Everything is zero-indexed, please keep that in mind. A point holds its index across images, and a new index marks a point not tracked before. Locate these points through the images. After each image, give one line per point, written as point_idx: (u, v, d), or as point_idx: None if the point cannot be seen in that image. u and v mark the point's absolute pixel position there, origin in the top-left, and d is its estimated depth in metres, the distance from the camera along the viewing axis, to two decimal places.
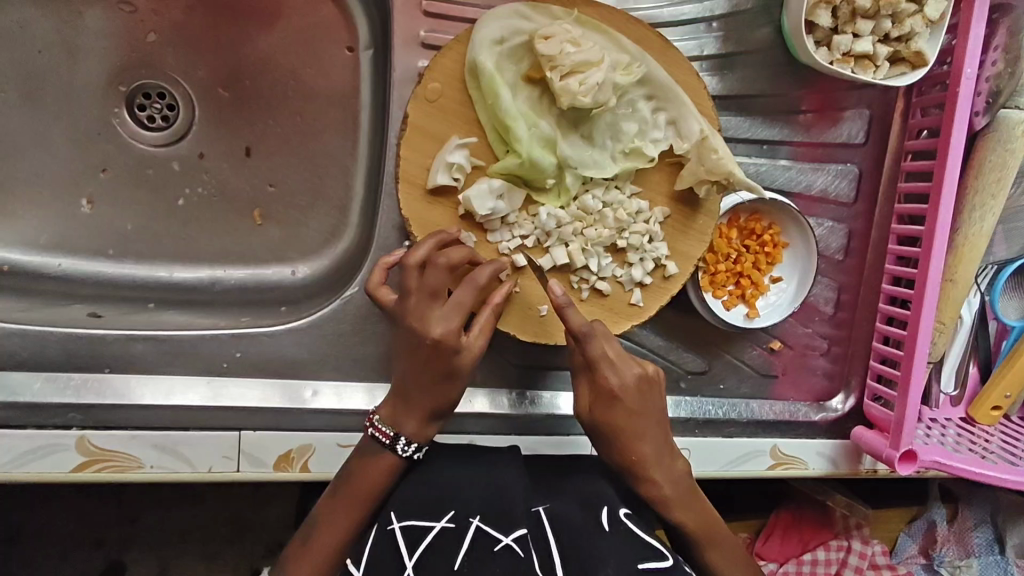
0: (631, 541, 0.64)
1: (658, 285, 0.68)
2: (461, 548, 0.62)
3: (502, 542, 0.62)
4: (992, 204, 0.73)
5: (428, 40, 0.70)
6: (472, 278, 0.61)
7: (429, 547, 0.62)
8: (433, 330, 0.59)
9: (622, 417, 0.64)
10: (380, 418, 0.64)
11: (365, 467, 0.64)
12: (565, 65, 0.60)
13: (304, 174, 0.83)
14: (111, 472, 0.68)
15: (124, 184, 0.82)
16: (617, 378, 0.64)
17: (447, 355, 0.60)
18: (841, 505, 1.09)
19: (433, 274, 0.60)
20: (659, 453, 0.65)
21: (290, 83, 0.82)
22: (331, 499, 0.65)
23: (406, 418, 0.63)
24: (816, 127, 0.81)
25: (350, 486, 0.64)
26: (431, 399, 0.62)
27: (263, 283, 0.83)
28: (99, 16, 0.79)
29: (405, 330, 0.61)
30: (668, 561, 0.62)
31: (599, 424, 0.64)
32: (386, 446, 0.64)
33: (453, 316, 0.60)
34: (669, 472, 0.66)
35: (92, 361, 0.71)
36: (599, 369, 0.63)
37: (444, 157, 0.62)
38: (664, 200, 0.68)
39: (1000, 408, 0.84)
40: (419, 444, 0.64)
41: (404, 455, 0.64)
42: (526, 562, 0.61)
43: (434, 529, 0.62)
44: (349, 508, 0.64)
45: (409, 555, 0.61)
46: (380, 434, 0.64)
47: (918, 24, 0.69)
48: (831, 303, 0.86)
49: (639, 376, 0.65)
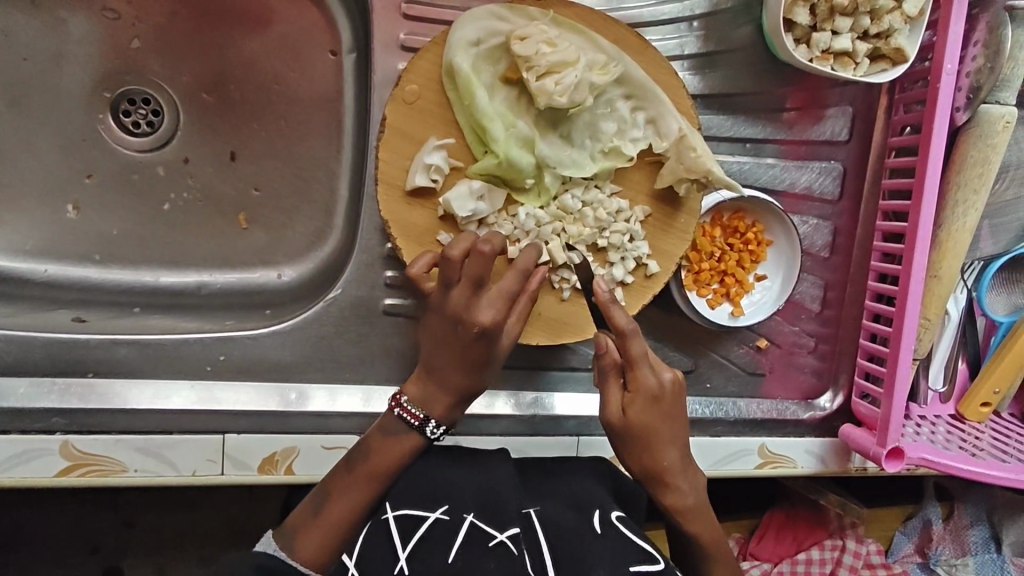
0: (623, 543, 0.63)
1: (640, 284, 0.69)
2: (454, 542, 0.61)
3: (496, 538, 0.61)
4: (974, 199, 0.73)
5: (407, 43, 0.70)
6: (516, 267, 0.61)
7: (422, 538, 0.61)
8: (482, 317, 0.59)
9: (656, 419, 0.63)
10: (408, 400, 0.65)
11: (386, 446, 0.65)
12: (541, 65, 0.60)
13: (289, 177, 0.83)
14: (94, 476, 0.69)
15: (110, 189, 0.82)
16: (655, 380, 0.62)
17: (492, 340, 0.61)
18: (835, 504, 1.08)
19: (480, 262, 0.59)
20: (683, 460, 0.65)
21: (274, 86, 0.82)
22: (345, 475, 0.65)
23: (436, 399, 0.65)
24: (799, 124, 0.81)
25: (365, 464, 0.65)
26: (465, 381, 0.64)
27: (249, 286, 0.83)
28: (83, 22, 0.79)
29: (446, 317, 0.61)
30: (659, 564, 0.62)
31: (632, 426, 0.62)
32: (413, 427, 0.65)
33: (498, 303, 0.60)
34: (691, 481, 0.65)
35: (74, 365, 0.71)
36: (636, 369, 0.62)
37: (422, 158, 0.62)
38: (645, 199, 0.68)
39: (988, 405, 0.84)
40: (447, 426, 0.66)
41: (432, 437, 0.65)
42: (520, 560, 0.60)
43: (428, 519, 0.62)
44: (362, 487, 0.64)
45: (403, 546, 0.60)
46: (408, 416, 0.65)
47: (896, 20, 0.69)
48: (818, 301, 0.86)
49: (672, 379, 0.64)
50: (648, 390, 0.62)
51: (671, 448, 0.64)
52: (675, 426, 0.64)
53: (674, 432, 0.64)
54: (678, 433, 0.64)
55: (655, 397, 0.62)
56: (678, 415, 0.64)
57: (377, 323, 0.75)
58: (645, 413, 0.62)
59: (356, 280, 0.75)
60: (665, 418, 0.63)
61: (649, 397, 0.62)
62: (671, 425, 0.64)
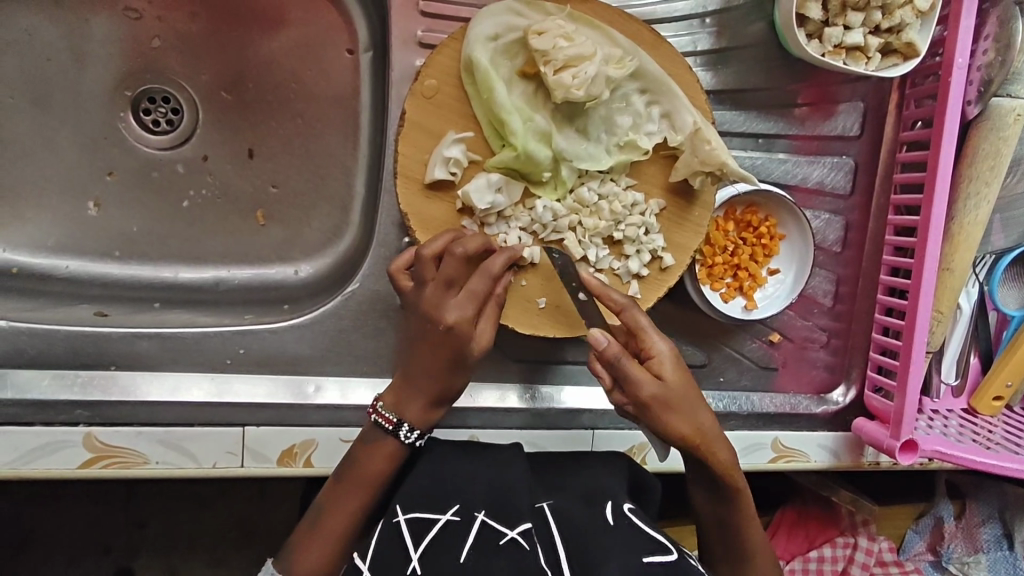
0: (636, 536, 0.63)
1: (656, 277, 0.69)
2: (465, 542, 0.61)
3: (507, 536, 0.61)
4: (986, 191, 0.73)
5: (425, 40, 0.71)
6: (487, 268, 0.62)
7: (432, 540, 0.61)
8: (448, 316, 0.60)
9: (676, 386, 0.60)
10: (384, 405, 0.66)
11: (373, 453, 0.66)
12: (558, 59, 0.61)
13: (305, 174, 0.84)
14: (116, 468, 0.69)
15: (130, 186, 0.83)
16: (666, 345, 0.61)
17: (460, 342, 0.61)
18: (846, 501, 1.07)
19: (450, 262, 0.61)
20: (710, 424, 0.62)
21: (291, 85, 0.83)
22: (337, 486, 0.66)
23: (410, 404, 0.65)
24: (811, 120, 0.82)
25: (354, 474, 0.66)
26: (438, 385, 0.64)
27: (266, 282, 0.84)
28: (105, 23, 0.81)
29: (417, 315, 0.62)
30: (673, 554, 0.62)
31: (656, 399, 0.59)
32: (388, 431, 0.65)
33: (466, 304, 0.61)
34: (719, 444, 0.63)
35: (98, 358, 0.72)
36: (646, 335, 0.61)
37: (441, 152, 0.63)
38: (660, 192, 0.69)
39: (1001, 399, 0.85)
40: (422, 432, 0.66)
41: (407, 442, 0.66)
42: (532, 555, 0.60)
43: (439, 521, 0.63)
44: (357, 494, 0.66)
45: (414, 547, 0.61)
46: (382, 420, 0.65)
47: (908, 15, 0.69)
48: (830, 295, 0.86)
49: (676, 346, 0.63)
50: (669, 362, 0.60)
51: (703, 412, 0.61)
52: (695, 391, 0.62)
53: (698, 397, 0.62)
54: (701, 397, 0.62)
55: (664, 363, 0.60)
56: (692, 380, 0.63)
57: (394, 317, 0.76)
58: (675, 387, 0.59)
59: (374, 275, 0.76)
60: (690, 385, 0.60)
61: (666, 365, 0.60)
62: (692, 391, 0.61)
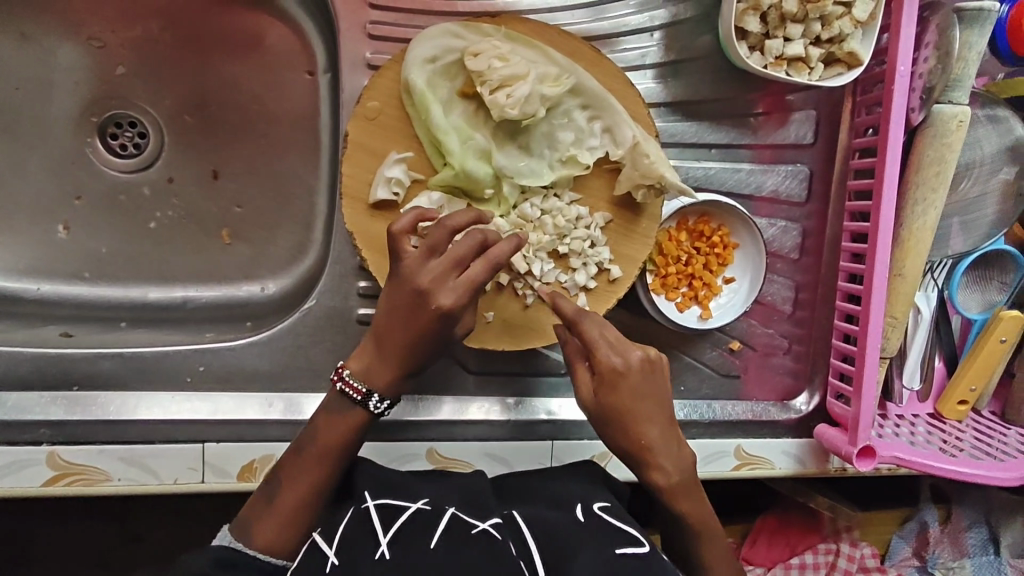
0: (607, 528, 0.63)
1: (603, 289, 0.70)
2: (436, 529, 0.58)
3: (479, 526, 0.59)
4: (933, 197, 0.73)
5: (373, 61, 0.73)
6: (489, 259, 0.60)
7: (404, 526, 0.59)
8: (441, 301, 0.60)
9: (627, 398, 0.62)
10: (351, 374, 0.65)
11: (333, 425, 0.65)
12: (493, 79, 0.63)
13: (270, 193, 0.86)
14: (79, 486, 0.71)
15: (98, 210, 0.85)
16: (620, 359, 0.62)
17: (447, 324, 0.61)
18: (824, 506, 1.10)
19: (466, 246, 0.59)
20: (666, 438, 0.63)
21: (254, 106, 0.86)
22: (295, 459, 0.65)
23: (379, 371, 0.64)
24: (765, 128, 0.83)
25: (312, 446, 0.65)
26: (409, 358, 0.63)
27: (232, 300, 0.86)
28: (71, 51, 0.83)
29: (409, 287, 0.61)
30: (646, 546, 0.61)
31: (603, 408, 0.62)
32: (356, 402, 0.65)
33: (464, 291, 0.60)
34: (676, 459, 0.64)
35: (60, 378, 0.73)
36: (596, 351, 0.63)
37: (383, 172, 0.64)
38: (605, 205, 0.70)
39: (966, 403, 0.85)
40: (391, 401, 0.66)
41: (376, 412, 0.66)
42: (504, 543, 0.58)
43: (408, 510, 0.61)
44: (314, 468, 0.65)
45: (384, 533, 0.58)
46: (350, 390, 0.65)
47: (847, 25, 0.70)
48: (789, 302, 0.87)
49: (642, 358, 0.63)
50: (614, 372, 0.62)
51: (651, 425, 0.63)
52: (654, 402, 0.63)
53: (650, 409, 0.63)
54: (656, 409, 0.63)
55: (617, 376, 0.62)
56: (656, 390, 0.64)
57: (352, 332, 0.77)
58: (615, 393, 0.62)
59: (330, 292, 0.77)
60: (634, 397, 0.62)
61: (613, 377, 0.62)
62: (645, 402, 0.63)
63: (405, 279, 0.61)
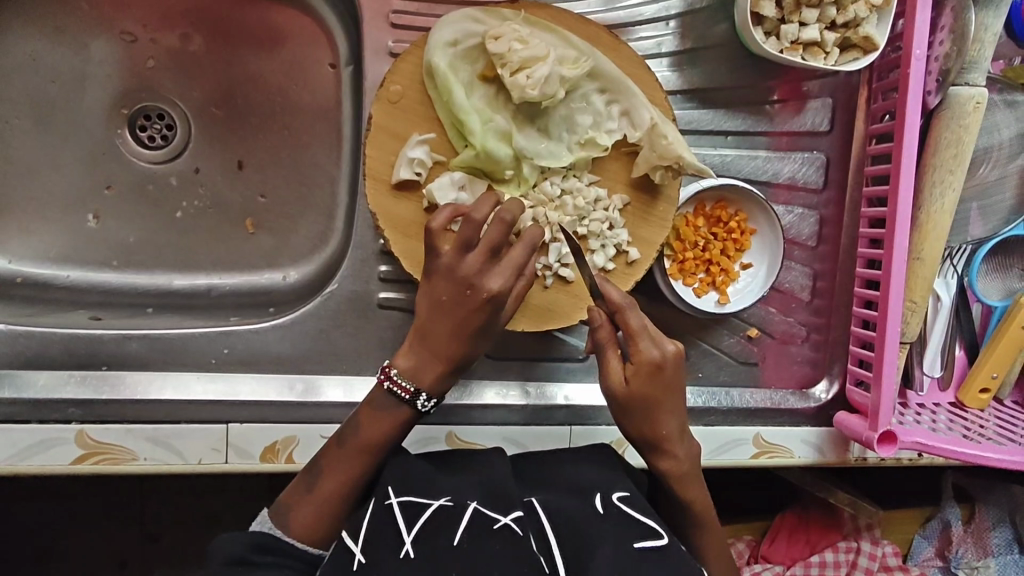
0: (628, 522, 0.61)
1: (622, 271, 0.71)
2: (458, 528, 0.57)
3: (501, 521, 0.58)
4: (951, 179, 0.73)
5: (395, 50, 0.75)
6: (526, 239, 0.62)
7: (425, 524, 0.58)
8: (490, 286, 0.61)
9: (657, 391, 0.62)
10: (398, 373, 0.64)
11: (375, 420, 0.64)
12: (513, 61, 0.64)
13: (292, 183, 0.88)
14: (106, 464, 0.72)
15: (127, 200, 0.88)
16: (657, 351, 0.61)
17: (495, 308, 0.62)
18: (845, 503, 1.08)
19: (497, 229, 0.61)
20: (682, 431, 0.65)
21: (278, 98, 0.88)
22: (337, 451, 0.65)
23: (426, 370, 0.64)
24: (782, 116, 0.83)
25: (356, 438, 0.65)
26: (457, 353, 0.63)
27: (256, 288, 0.87)
28: (103, 46, 0.86)
29: (453, 280, 0.61)
30: (664, 539, 0.60)
31: (634, 397, 0.62)
32: (405, 402, 0.64)
33: (504, 272, 0.61)
34: (689, 449, 0.66)
35: (91, 358, 0.75)
36: (636, 343, 0.61)
37: (406, 153, 0.66)
38: (622, 187, 0.71)
39: (988, 390, 0.84)
40: (438, 399, 0.66)
41: (422, 409, 0.65)
42: (527, 540, 0.57)
43: (431, 506, 0.59)
44: (354, 460, 0.64)
45: (407, 531, 0.57)
46: (397, 389, 0.64)
47: (861, 9, 0.71)
48: (807, 290, 0.87)
49: (675, 353, 0.63)
50: (651, 364, 0.61)
51: (673, 417, 0.64)
52: (679, 396, 0.64)
53: (676, 402, 0.63)
54: (678, 402, 0.64)
55: (653, 370, 0.61)
56: (682, 385, 0.64)
57: (373, 317, 0.79)
58: (648, 385, 0.62)
59: (351, 276, 0.78)
60: (667, 390, 0.62)
61: (651, 371, 0.61)
62: (674, 395, 0.63)
63: (444, 274, 0.61)
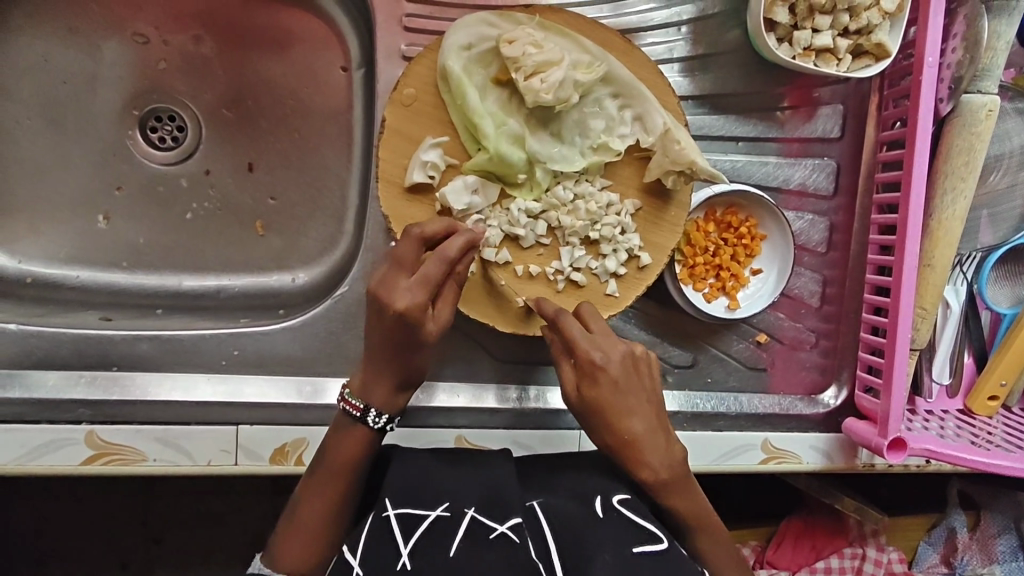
0: (627, 528, 0.61)
1: (633, 276, 0.71)
2: (456, 536, 0.58)
3: (498, 530, 0.59)
4: (962, 186, 0.73)
5: (408, 53, 0.75)
6: (442, 254, 0.59)
7: (423, 535, 0.59)
8: (397, 303, 0.59)
9: (607, 393, 0.63)
10: (350, 392, 0.65)
11: (340, 444, 0.65)
12: (528, 65, 0.64)
13: (302, 186, 0.88)
14: (116, 465, 0.72)
15: (138, 200, 0.88)
16: (599, 354, 0.63)
17: (411, 326, 0.60)
18: (851, 509, 1.07)
19: (412, 245, 0.60)
20: (651, 435, 0.64)
21: (289, 101, 0.88)
22: (311, 480, 0.65)
23: (375, 388, 0.64)
24: (792, 123, 0.84)
25: (325, 467, 0.65)
26: (395, 367, 0.63)
27: (265, 289, 0.88)
28: (116, 47, 0.86)
29: (368, 297, 0.61)
30: (663, 544, 0.61)
31: (585, 404, 0.64)
32: (356, 419, 0.64)
33: (419, 290, 0.59)
34: (663, 456, 0.64)
35: (101, 359, 0.75)
36: (579, 348, 0.64)
37: (419, 156, 0.66)
38: (635, 192, 0.71)
39: (997, 398, 0.84)
40: (390, 415, 0.65)
41: (377, 427, 0.65)
42: (522, 549, 0.58)
43: (429, 517, 0.60)
44: (329, 488, 0.65)
45: (405, 542, 0.59)
46: (350, 408, 0.65)
47: (875, 16, 0.71)
48: (817, 296, 0.87)
49: (622, 354, 0.64)
50: (595, 367, 0.63)
51: (633, 421, 0.63)
52: (637, 399, 0.64)
53: (633, 404, 0.63)
54: (638, 405, 0.64)
55: (598, 372, 0.63)
56: (638, 387, 0.64)
57: None
58: (594, 389, 0.63)
59: (362, 279, 0.78)
60: (616, 392, 0.63)
61: (595, 374, 0.63)
62: (628, 397, 0.63)
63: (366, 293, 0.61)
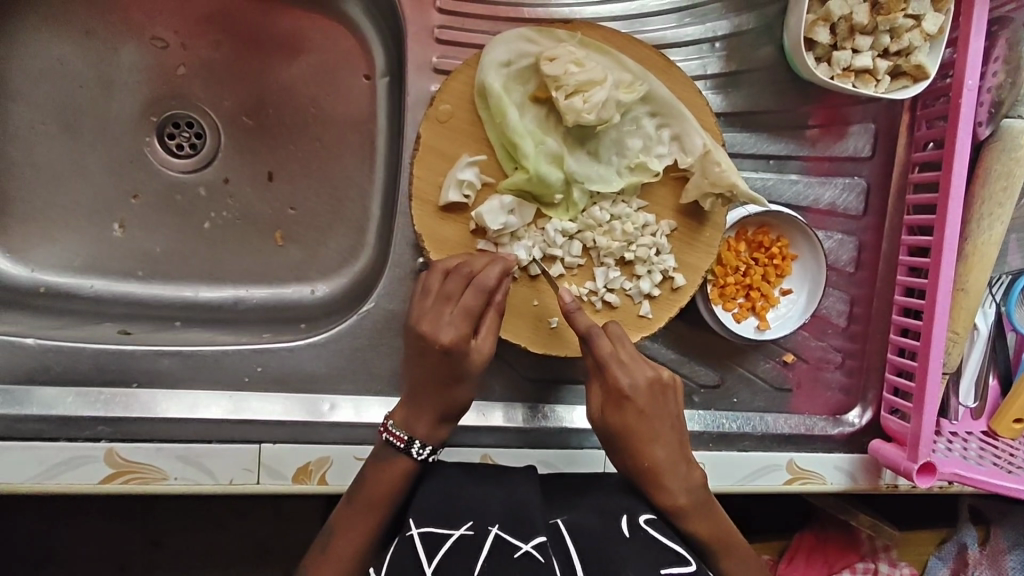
0: (652, 547, 0.60)
1: (667, 297, 0.69)
2: (480, 554, 0.58)
3: (522, 549, 0.57)
4: (1000, 212, 0.73)
5: (439, 66, 0.73)
6: (481, 286, 0.62)
7: (447, 553, 0.58)
8: (442, 336, 0.61)
9: (631, 419, 0.64)
10: (394, 423, 0.65)
11: (381, 473, 0.65)
12: (569, 84, 0.63)
13: (323, 196, 0.87)
14: (137, 484, 0.70)
15: (155, 209, 0.86)
16: (627, 378, 0.64)
17: (456, 360, 0.62)
18: (866, 525, 1.06)
19: (454, 281, 0.62)
20: (672, 461, 0.65)
21: (311, 110, 0.86)
22: (348, 509, 0.65)
23: (418, 421, 0.65)
24: (822, 142, 0.83)
25: (363, 494, 0.65)
26: (439, 401, 0.64)
27: (284, 302, 0.86)
28: (134, 52, 0.84)
29: (411, 334, 0.63)
30: (692, 565, 0.60)
31: (610, 427, 0.65)
32: (400, 450, 0.65)
33: (459, 322, 0.61)
34: (684, 481, 0.66)
35: (120, 375, 0.74)
36: (609, 371, 0.64)
37: (455, 174, 0.64)
38: (670, 213, 0.69)
39: (1022, 421, 0.84)
40: (434, 447, 0.66)
41: (419, 458, 0.65)
42: (548, 569, 0.56)
43: (453, 535, 0.59)
44: (366, 516, 0.65)
45: (428, 561, 0.58)
46: (393, 438, 0.65)
47: (916, 38, 0.70)
48: (844, 316, 0.86)
49: (650, 379, 0.65)
50: (622, 391, 0.64)
51: (656, 447, 0.65)
52: (660, 425, 0.65)
53: (656, 430, 0.65)
54: (662, 431, 0.65)
55: (624, 397, 0.64)
56: (662, 413, 0.65)
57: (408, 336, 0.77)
58: (620, 412, 0.64)
59: (388, 294, 0.77)
60: (641, 417, 0.64)
61: (621, 400, 0.64)
62: (653, 423, 0.65)
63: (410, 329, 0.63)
